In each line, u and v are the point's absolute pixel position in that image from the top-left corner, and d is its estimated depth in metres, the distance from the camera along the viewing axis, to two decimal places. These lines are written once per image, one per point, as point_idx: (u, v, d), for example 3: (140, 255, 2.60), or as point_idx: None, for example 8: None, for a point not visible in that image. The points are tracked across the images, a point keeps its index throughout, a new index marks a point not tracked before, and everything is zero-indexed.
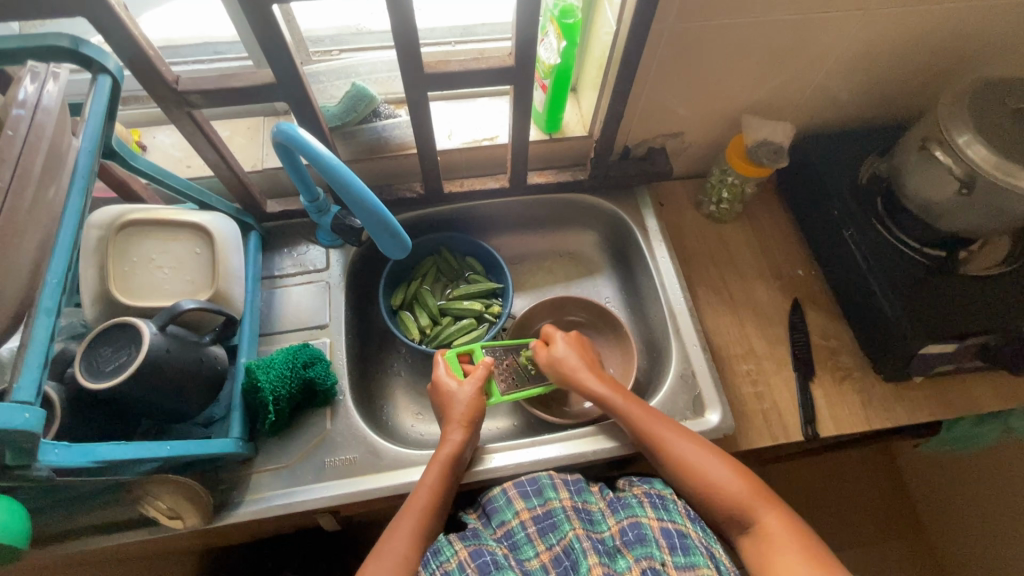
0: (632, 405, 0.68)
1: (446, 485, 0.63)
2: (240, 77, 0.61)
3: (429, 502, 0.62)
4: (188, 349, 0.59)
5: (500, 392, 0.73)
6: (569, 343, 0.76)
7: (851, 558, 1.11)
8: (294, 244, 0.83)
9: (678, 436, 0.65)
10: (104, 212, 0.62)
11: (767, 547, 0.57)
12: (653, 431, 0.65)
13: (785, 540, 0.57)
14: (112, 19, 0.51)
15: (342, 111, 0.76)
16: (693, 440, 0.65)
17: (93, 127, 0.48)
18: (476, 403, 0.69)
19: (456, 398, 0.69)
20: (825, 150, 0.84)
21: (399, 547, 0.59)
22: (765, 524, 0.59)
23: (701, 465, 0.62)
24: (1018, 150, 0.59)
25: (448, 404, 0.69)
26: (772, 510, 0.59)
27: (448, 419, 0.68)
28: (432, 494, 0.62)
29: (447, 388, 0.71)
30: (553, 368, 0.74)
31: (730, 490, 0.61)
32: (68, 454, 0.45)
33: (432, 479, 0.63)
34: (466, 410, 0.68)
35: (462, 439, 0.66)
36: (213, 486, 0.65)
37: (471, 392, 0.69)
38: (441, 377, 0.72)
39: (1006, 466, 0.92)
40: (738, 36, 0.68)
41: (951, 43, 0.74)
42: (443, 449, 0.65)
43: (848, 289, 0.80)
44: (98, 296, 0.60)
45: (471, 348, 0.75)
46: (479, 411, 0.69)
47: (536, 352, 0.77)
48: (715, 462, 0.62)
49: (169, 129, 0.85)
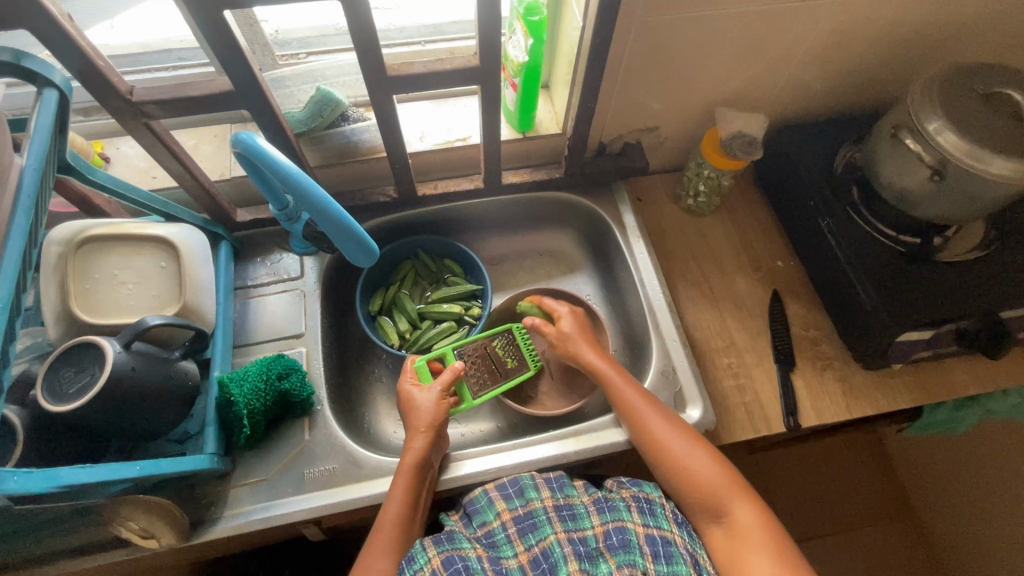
0: (628, 391, 0.68)
1: (417, 497, 0.63)
2: (196, 85, 0.60)
3: (401, 516, 0.61)
4: (155, 365, 0.58)
5: (472, 397, 0.73)
6: (573, 322, 0.77)
7: (841, 542, 1.12)
8: (268, 253, 0.82)
9: (681, 440, 0.64)
10: (63, 228, 0.59)
11: (741, 548, 0.58)
12: (643, 421, 0.66)
13: (763, 550, 0.57)
14: (56, 30, 0.49)
15: (308, 116, 0.75)
16: (681, 433, 0.65)
17: (39, 143, 0.47)
18: (440, 411, 0.68)
19: (418, 406, 0.69)
20: (799, 138, 0.84)
21: (375, 563, 0.59)
22: (742, 522, 0.59)
23: (682, 458, 0.63)
24: (986, 136, 0.59)
25: (411, 413, 0.69)
26: (759, 519, 0.59)
27: (410, 428, 0.67)
28: (401, 504, 0.61)
29: (410, 397, 0.70)
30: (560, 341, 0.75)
31: (718, 496, 0.61)
32: (30, 481, 0.44)
33: (400, 491, 0.62)
34: (429, 417, 0.67)
35: (423, 446, 0.65)
36: (191, 503, 0.64)
37: (434, 398, 0.69)
38: (406, 390, 0.71)
39: (992, 446, 0.92)
40: (705, 28, 0.67)
41: (920, 29, 0.74)
42: (406, 458, 0.64)
43: (826, 279, 0.79)
44: (61, 315, 0.58)
45: (443, 352, 0.75)
46: (443, 417, 0.68)
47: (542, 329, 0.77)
48: (697, 456, 0.63)
49: (132, 139, 0.83)
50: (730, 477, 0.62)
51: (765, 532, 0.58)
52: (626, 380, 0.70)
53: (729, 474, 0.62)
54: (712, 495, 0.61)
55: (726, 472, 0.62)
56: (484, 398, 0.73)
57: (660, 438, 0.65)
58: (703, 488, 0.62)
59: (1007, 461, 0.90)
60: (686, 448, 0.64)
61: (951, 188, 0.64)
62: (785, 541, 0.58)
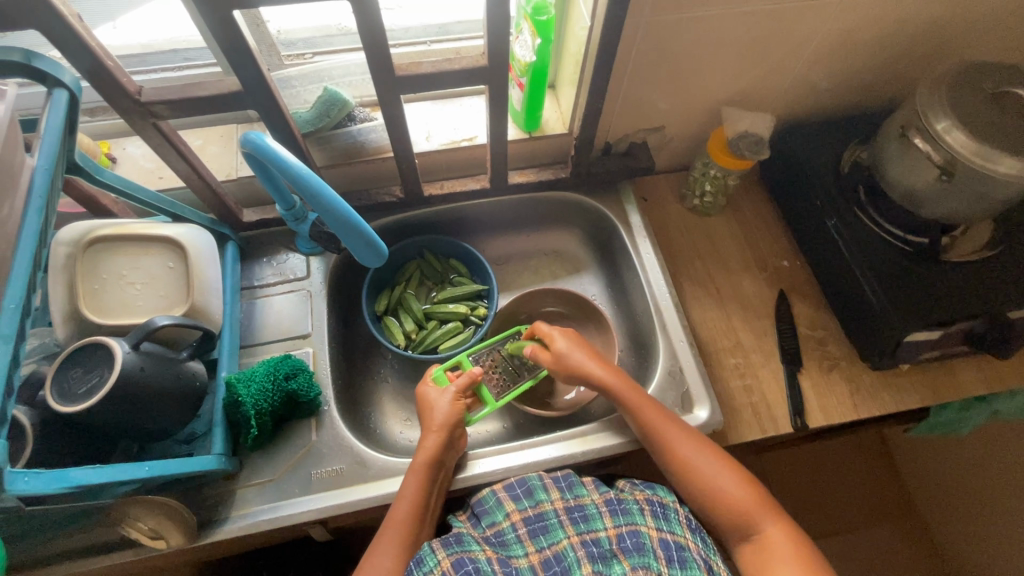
0: (644, 406, 0.67)
1: (427, 496, 0.63)
2: (205, 85, 0.60)
3: (410, 515, 0.61)
4: (163, 366, 0.58)
5: (494, 399, 0.72)
6: (569, 341, 0.73)
7: (846, 543, 1.11)
8: (274, 253, 0.82)
9: (707, 458, 0.64)
10: (71, 228, 0.59)
11: (770, 565, 0.57)
12: (667, 435, 0.65)
13: (793, 566, 0.56)
14: (65, 29, 0.49)
15: (315, 116, 0.75)
16: (706, 449, 0.64)
17: (49, 143, 0.47)
18: (455, 411, 0.68)
19: (435, 407, 0.68)
20: (806, 138, 0.84)
21: (386, 563, 0.58)
22: (772, 539, 0.59)
23: (708, 474, 0.63)
24: (996, 136, 0.59)
25: (427, 414, 0.68)
26: (789, 536, 0.59)
27: (425, 428, 0.67)
28: (411, 504, 0.62)
29: (427, 399, 0.70)
30: (562, 366, 0.71)
31: (746, 512, 0.61)
32: (40, 481, 0.44)
33: (411, 491, 0.62)
34: (444, 418, 0.67)
35: (435, 445, 0.65)
36: (198, 503, 0.64)
37: (450, 399, 0.69)
38: (424, 390, 0.71)
39: (999, 447, 0.92)
40: (713, 27, 0.67)
41: (927, 29, 0.74)
42: (419, 456, 0.64)
43: (833, 279, 0.79)
44: (69, 314, 0.58)
45: (459, 360, 0.75)
46: (458, 418, 0.68)
47: (538, 356, 0.73)
48: (723, 473, 0.63)
49: (138, 140, 0.82)
50: (758, 495, 0.62)
51: (794, 549, 0.58)
52: (638, 393, 0.69)
53: (756, 492, 0.62)
54: (740, 512, 0.61)
55: (753, 489, 0.62)
56: (506, 400, 0.73)
57: (687, 458, 0.64)
58: (730, 503, 0.61)
59: (1013, 461, 0.90)
60: (713, 467, 0.63)
61: (959, 188, 0.64)
62: (815, 557, 0.58)
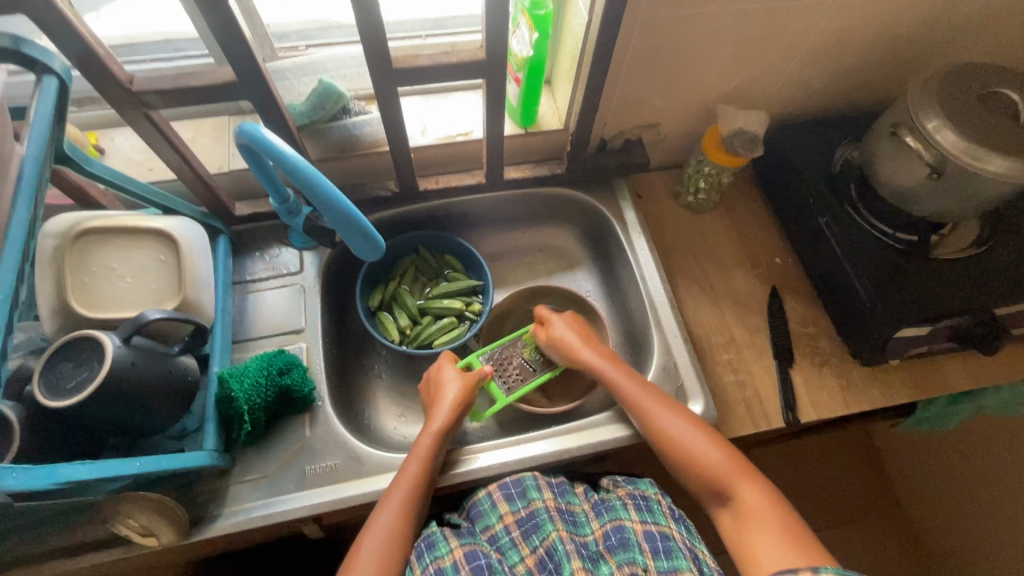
0: (627, 380, 0.68)
1: (436, 458, 0.64)
2: (198, 75, 0.59)
3: (420, 473, 0.62)
4: (154, 361, 0.57)
5: (504, 395, 0.74)
6: (566, 322, 0.76)
7: (833, 538, 1.13)
8: (266, 248, 0.81)
9: (682, 425, 0.64)
10: (59, 219, 0.58)
11: (748, 534, 0.58)
12: (647, 407, 0.66)
13: (771, 531, 0.57)
14: (55, 14, 0.48)
15: (310, 109, 0.74)
16: (684, 417, 0.65)
17: (39, 131, 0.47)
18: (470, 386, 0.70)
19: (446, 383, 0.71)
20: (798, 137, 0.85)
21: (388, 523, 0.59)
22: (749, 505, 0.59)
23: (687, 442, 0.63)
24: (985, 135, 0.60)
25: (438, 387, 0.71)
26: (767, 501, 0.59)
27: (439, 399, 0.69)
28: (421, 467, 0.63)
29: (439, 375, 0.72)
30: (552, 346, 0.74)
31: (721, 476, 0.61)
32: (29, 477, 0.43)
33: (424, 452, 0.64)
34: (458, 390, 0.69)
35: (451, 414, 0.67)
36: (189, 501, 0.63)
37: (462, 376, 0.71)
38: (439, 364, 0.73)
39: (984, 441, 0.94)
40: (710, 25, 0.67)
41: (918, 30, 0.75)
42: (433, 422, 0.66)
43: (824, 275, 0.80)
44: (56, 308, 0.57)
45: (469, 360, 0.76)
46: (472, 394, 0.70)
47: (536, 334, 0.77)
48: (701, 440, 0.63)
49: (128, 131, 0.81)
50: (735, 460, 0.62)
51: (773, 514, 0.58)
52: (626, 370, 0.70)
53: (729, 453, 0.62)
54: (718, 479, 0.61)
55: (731, 454, 0.62)
56: (518, 395, 0.74)
57: (663, 425, 0.64)
58: (708, 470, 0.61)
59: (998, 456, 0.92)
60: (690, 434, 0.63)
61: (948, 186, 0.65)
62: (794, 520, 0.58)
